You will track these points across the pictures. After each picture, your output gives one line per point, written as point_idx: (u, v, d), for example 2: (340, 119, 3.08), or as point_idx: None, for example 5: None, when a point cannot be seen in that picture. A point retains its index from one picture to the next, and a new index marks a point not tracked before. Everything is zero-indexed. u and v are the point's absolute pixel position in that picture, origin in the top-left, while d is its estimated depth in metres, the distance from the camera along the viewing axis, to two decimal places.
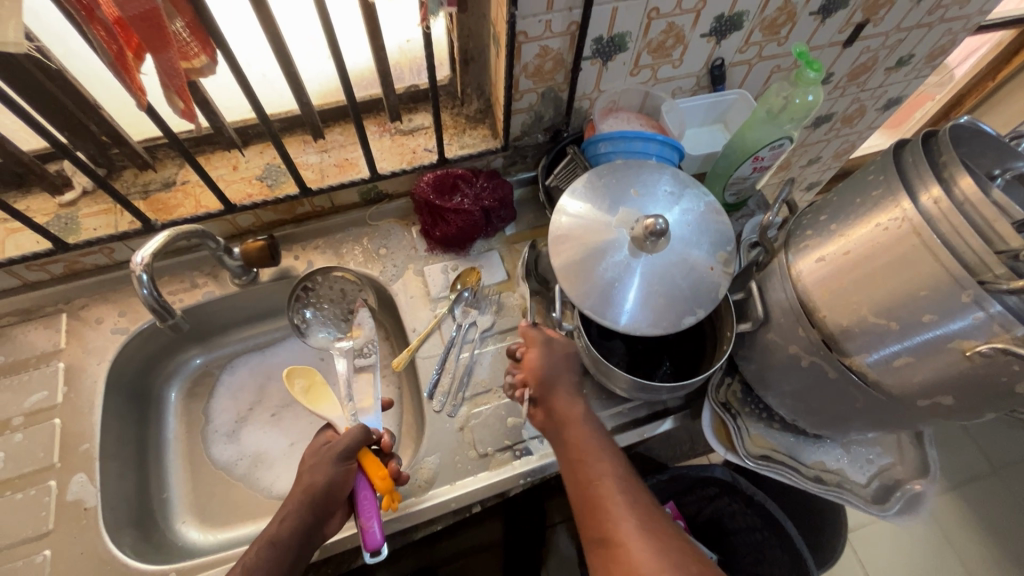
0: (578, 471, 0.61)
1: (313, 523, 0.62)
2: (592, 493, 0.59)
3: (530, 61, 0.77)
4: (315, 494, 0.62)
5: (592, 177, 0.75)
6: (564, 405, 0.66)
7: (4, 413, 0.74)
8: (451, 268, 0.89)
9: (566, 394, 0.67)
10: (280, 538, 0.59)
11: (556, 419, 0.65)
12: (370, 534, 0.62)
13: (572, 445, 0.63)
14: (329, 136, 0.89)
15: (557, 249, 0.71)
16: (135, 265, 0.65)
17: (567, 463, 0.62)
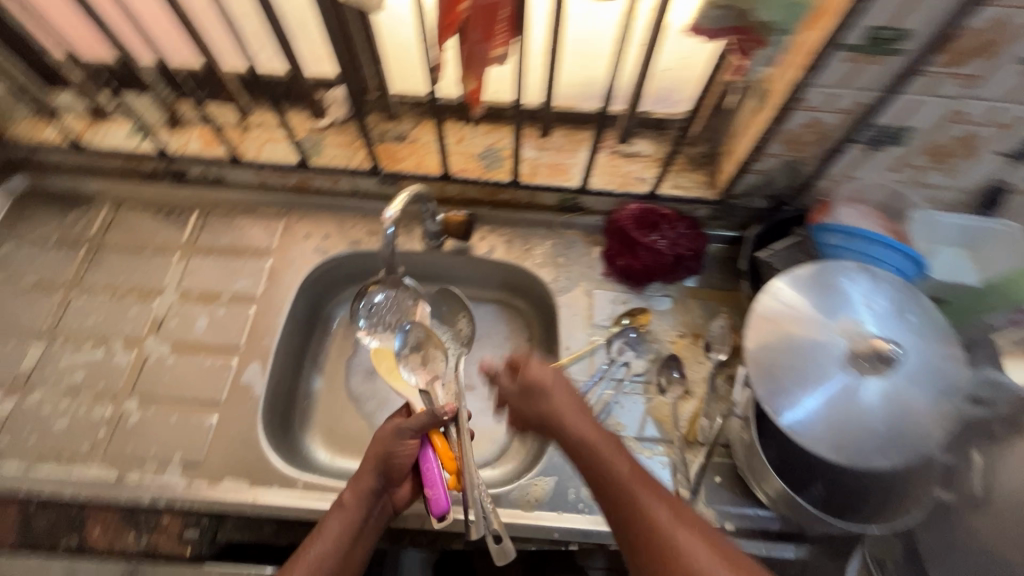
0: (618, 503, 0.52)
1: (379, 490, 0.66)
2: (637, 542, 0.50)
3: (792, 128, 0.72)
4: (382, 455, 0.66)
5: (825, 269, 0.69)
6: (575, 447, 0.58)
7: (217, 287, 0.86)
8: (621, 300, 0.87)
9: (561, 410, 0.61)
10: (351, 501, 0.64)
11: (579, 448, 0.57)
12: (436, 501, 0.65)
13: (609, 479, 0.54)
14: (551, 137, 0.91)
15: (755, 326, 0.66)
16: (386, 219, 0.69)
17: (604, 499, 0.54)
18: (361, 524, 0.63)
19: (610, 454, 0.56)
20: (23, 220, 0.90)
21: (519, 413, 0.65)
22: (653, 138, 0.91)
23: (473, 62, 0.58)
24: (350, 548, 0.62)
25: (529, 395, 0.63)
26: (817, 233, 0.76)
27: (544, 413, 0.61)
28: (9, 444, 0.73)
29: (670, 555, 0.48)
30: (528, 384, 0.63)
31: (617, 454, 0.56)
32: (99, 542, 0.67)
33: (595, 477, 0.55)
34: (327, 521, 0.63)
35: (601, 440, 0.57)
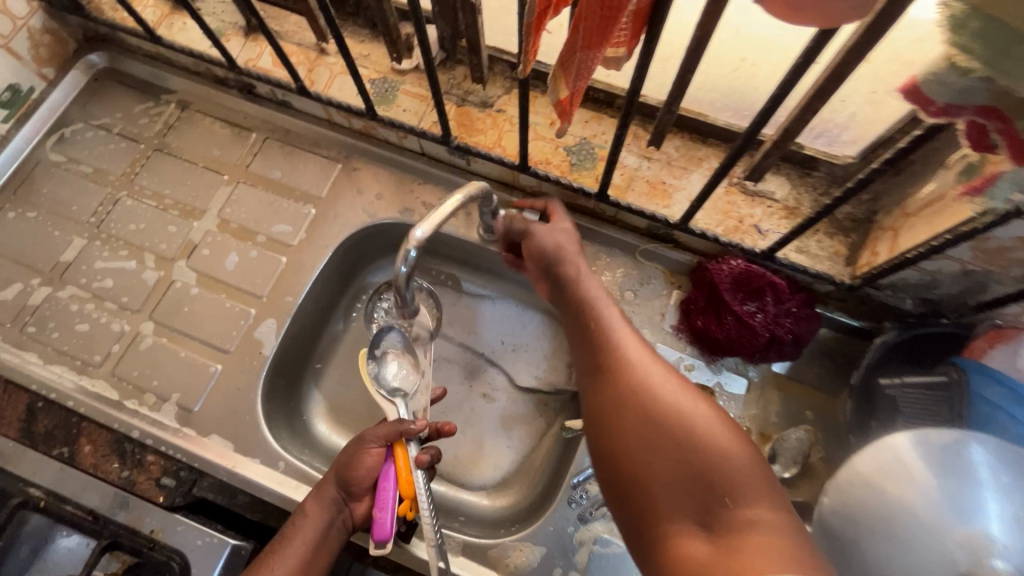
0: (623, 368, 0.51)
1: (342, 500, 0.61)
2: (636, 402, 0.48)
3: (999, 239, 0.51)
4: (345, 463, 0.61)
5: (971, 443, 0.49)
6: (584, 302, 0.60)
7: (256, 224, 0.80)
8: (685, 366, 0.72)
9: (599, 306, 0.59)
10: (313, 510, 0.59)
11: (593, 314, 0.58)
12: (380, 525, 0.59)
13: (612, 345, 0.54)
14: (663, 148, 0.73)
15: (844, 486, 0.51)
16: (412, 237, 0.54)
17: (603, 362, 0.53)
18: (321, 536, 0.58)
19: (615, 317, 0.58)
20: (95, 100, 0.87)
21: (558, 268, 0.65)
22: (792, 179, 0.70)
23: (571, 65, 0.41)
24: (307, 562, 0.57)
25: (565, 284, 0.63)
26: (972, 376, 0.56)
27: (571, 296, 0.62)
28: (34, 334, 0.74)
29: (697, 434, 0.44)
30: (554, 250, 0.65)
31: (619, 320, 0.58)
32: (87, 460, 0.68)
33: (599, 354, 0.54)
34: (289, 529, 0.59)
35: (609, 312, 0.58)
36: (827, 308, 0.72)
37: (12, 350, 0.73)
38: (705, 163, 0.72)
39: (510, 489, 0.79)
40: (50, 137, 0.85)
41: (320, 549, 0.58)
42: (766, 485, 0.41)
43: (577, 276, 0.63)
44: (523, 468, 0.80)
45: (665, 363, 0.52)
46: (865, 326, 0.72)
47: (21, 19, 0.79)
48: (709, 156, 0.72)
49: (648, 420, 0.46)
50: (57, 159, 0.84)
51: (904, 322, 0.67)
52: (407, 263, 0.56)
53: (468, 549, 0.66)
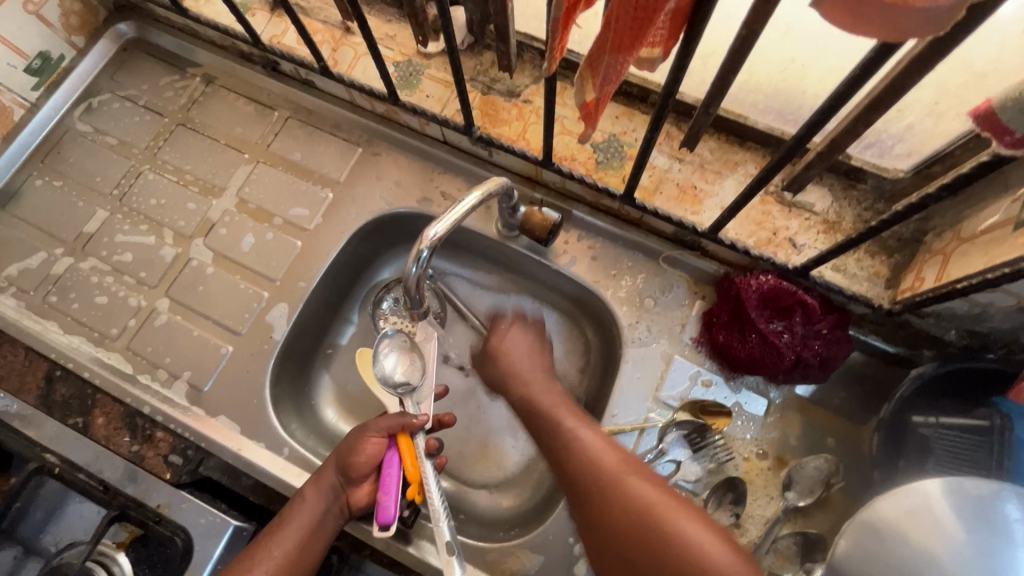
0: (611, 494, 0.48)
1: (340, 486, 0.61)
2: (636, 541, 0.45)
3: None
4: (345, 450, 0.62)
5: (1012, 497, 0.45)
6: (551, 414, 0.59)
7: (274, 206, 0.79)
8: (702, 382, 0.69)
9: (560, 416, 0.58)
10: (311, 494, 0.60)
11: (562, 427, 0.56)
12: (383, 508, 0.59)
13: (593, 465, 0.51)
14: (697, 150, 0.69)
15: (861, 529, 0.48)
16: (423, 237, 0.54)
17: (586, 484, 0.50)
18: (318, 520, 0.58)
19: (586, 430, 0.55)
20: (122, 70, 0.87)
21: (518, 380, 0.65)
22: (834, 190, 0.65)
23: (598, 66, 0.38)
24: (302, 546, 0.57)
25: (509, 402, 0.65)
26: (1019, 424, 0.52)
27: (528, 412, 0.62)
28: (55, 303, 0.75)
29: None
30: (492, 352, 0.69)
31: (591, 432, 0.55)
32: (99, 432, 0.69)
33: (578, 473, 0.52)
34: (286, 513, 0.59)
35: (579, 423, 0.56)
36: (860, 330, 0.68)
37: (34, 318, 0.74)
38: (740, 168, 0.68)
39: (513, 490, 0.77)
40: (78, 106, 0.85)
41: (316, 534, 0.58)
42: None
43: (523, 380, 0.65)
44: (527, 471, 0.78)
45: (647, 476, 0.50)
46: (901, 352, 0.67)
47: None
48: (746, 162, 0.68)
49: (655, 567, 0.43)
50: (84, 129, 0.84)
51: (945, 353, 0.63)
52: (418, 262, 0.55)
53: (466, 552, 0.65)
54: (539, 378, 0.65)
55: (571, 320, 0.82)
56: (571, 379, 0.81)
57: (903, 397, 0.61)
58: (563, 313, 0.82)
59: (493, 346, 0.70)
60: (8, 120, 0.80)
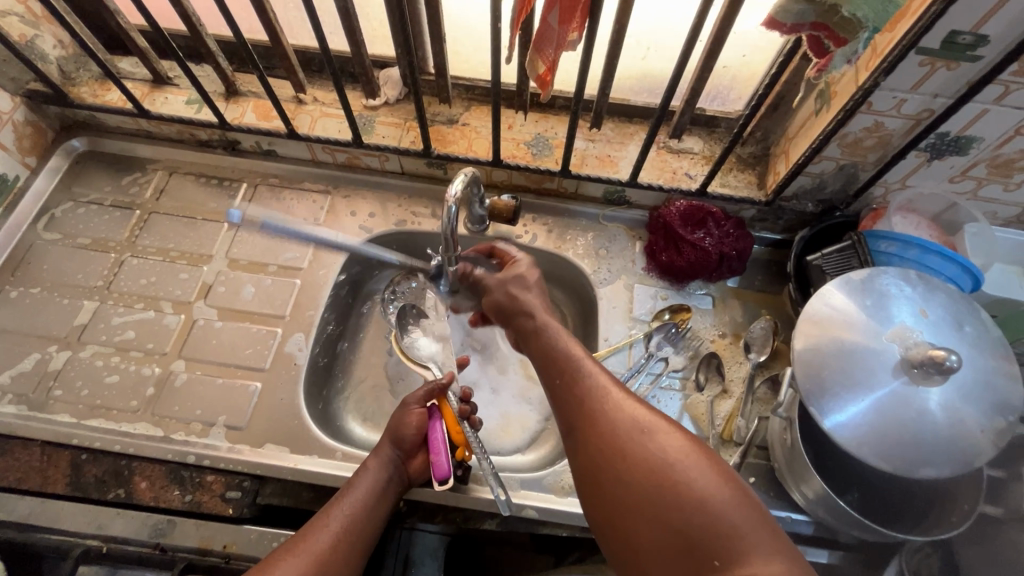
0: (595, 423, 0.52)
1: (397, 458, 0.69)
2: (614, 459, 0.49)
3: (854, 131, 0.71)
4: (393, 428, 0.71)
5: (879, 274, 0.67)
6: (560, 355, 0.60)
7: (265, 257, 0.87)
8: (661, 296, 0.87)
9: (575, 358, 0.59)
10: (374, 464, 0.67)
11: (566, 369, 0.58)
12: (437, 465, 0.68)
13: (586, 399, 0.54)
14: (601, 129, 0.91)
15: (803, 328, 0.66)
16: (447, 198, 0.65)
17: (577, 416, 0.53)
18: (382, 485, 0.65)
19: (590, 365, 0.57)
20: (80, 180, 0.93)
21: (536, 331, 0.65)
22: (703, 135, 0.91)
23: (546, 46, 0.57)
24: (370, 506, 0.63)
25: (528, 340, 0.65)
26: (868, 240, 0.75)
27: (546, 354, 0.61)
28: (61, 395, 0.75)
29: (673, 479, 0.45)
30: (508, 300, 0.70)
31: (595, 368, 0.57)
32: (146, 495, 0.69)
33: (571, 410, 0.54)
34: (351, 482, 0.65)
35: (584, 362, 0.58)
36: (755, 229, 0.92)
37: (41, 415, 0.74)
38: (636, 136, 0.91)
39: (544, 438, 0.86)
40: (39, 219, 0.89)
41: (381, 498, 0.64)
42: (762, 532, 0.42)
43: (539, 329, 0.65)
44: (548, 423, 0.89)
45: (639, 402, 0.53)
46: (784, 237, 0.91)
47: (7, 114, 0.84)
48: (639, 130, 0.91)
49: (631, 479, 0.47)
50: (52, 238, 0.87)
51: (811, 223, 0.87)
52: (450, 220, 0.65)
53: (527, 483, 0.73)
54: (545, 332, 0.64)
55: (545, 291, 0.97)
56: None
57: (798, 254, 0.83)
58: None
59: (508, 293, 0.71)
60: None
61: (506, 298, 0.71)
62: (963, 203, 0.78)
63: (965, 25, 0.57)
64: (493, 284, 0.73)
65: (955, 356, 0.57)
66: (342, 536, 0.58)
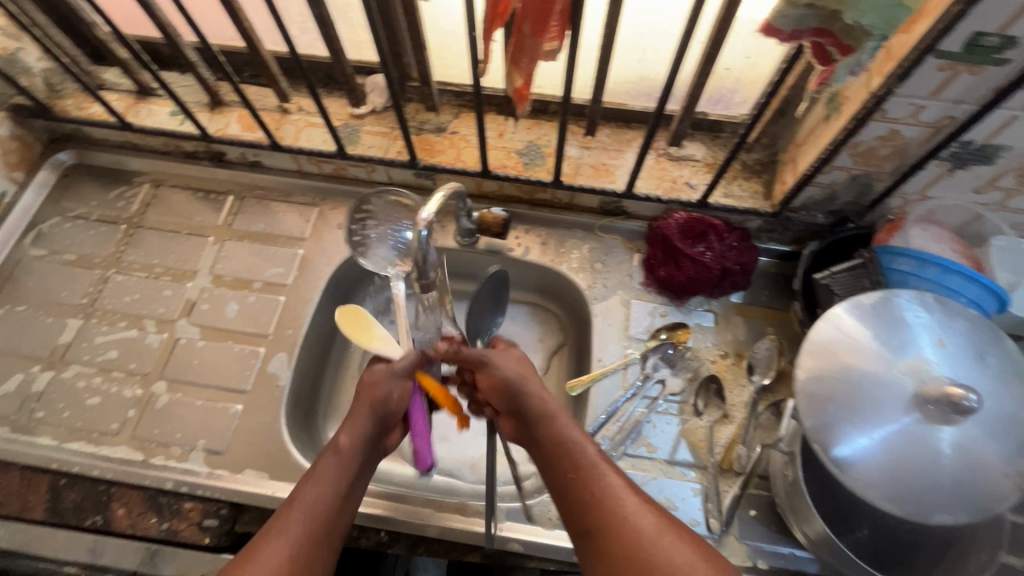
0: (611, 528, 0.49)
1: (375, 436, 0.61)
2: (633, 573, 0.46)
3: (866, 140, 0.66)
4: (376, 399, 0.62)
5: (891, 298, 0.62)
6: (567, 445, 0.56)
7: (250, 273, 0.85)
8: (659, 313, 0.82)
9: (582, 451, 0.55)
10: (350, 445, 0.58)
11: (576, 464, 0.54)
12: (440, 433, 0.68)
13: (599, 498, 0.51)
14: (597, 136, 0.86)
15: (809, 355, 0.60)
16: (420, 220, 0.62)
17: (591, 518, 0.51)
18: (359, 468, 0.57)
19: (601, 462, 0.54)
20: (67, 194, 0.92)
21: (535, 415, 0.59)
22: (706, 141, 0.85)
23: (522, 58, 0.53)
24: (347, 492, 0.55)
25: (531, 424, 0.59)
26: (882, 256, 0.70)
27: (548, 441, 0.57)
28: (43, 417, 0.75)
29: None
30: (516, 378, 0.62)
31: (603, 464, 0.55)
32: (123, 522, 0.68)
33: (581, 513, 0.52)
34: (321, 461, 0.56)
35: (595, 456, 0.55)
36: (761, 241, 0.86)
37: (23, 438, 0.73)
38: (634, 142, 0.86)
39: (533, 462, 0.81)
40: (26, 236, 0.88)
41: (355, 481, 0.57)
42: None
43: (546, 412, 0.59)
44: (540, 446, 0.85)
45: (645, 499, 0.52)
46: (793, 248, 0.86)
47: None
48: (637, 137, 0.86)
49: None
50: (38, 254, 0.86)
51: (821, 235, 0.81)
52: (421, 243, 0.62)
53: (513, 514, 0.69)
54: (546, 417, 0.59)
55: (540, 306, 0.93)
56: (554, 354, 0.91)
57: (806, 271, 0.77)
58: (530, 301, 0.94)
59: (492, 378, 0.63)
60: None
61: (512, 375, 0.63)
62: (990, 216, 0.72)
63: (990, 27, 0.51)
64: (491, 363, 0.64)
65: (975, 395, 0.52)
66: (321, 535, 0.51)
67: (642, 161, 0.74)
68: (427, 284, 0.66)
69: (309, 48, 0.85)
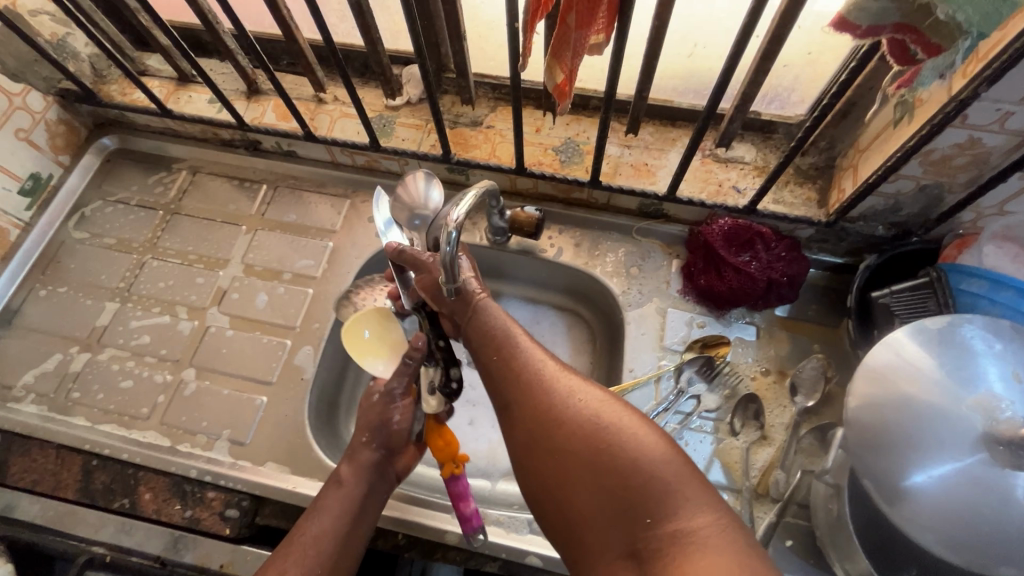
0: (529, 397, 0.48)
1: (381, 462, 0.63)
2: (551, 435, 0.45)
3: (941, 148, 0.59)
4: (374, 423, 0.64)
5: (961, 324, 0.56)
6: (490, 326, 0.54)
7: (280, 264, 0.85)
8: (697, 324, 0.78)
9: (506, 330, 0.53)
10: (349, 477, 0.61)
11: (495, 340, 0.52)
12: (467, 516, 0.62)
13: (517, 370, 0.49)
14: (639, 134, 0.82)
15: (863, 381, 0.56)
16: (450, 220, 0.55)
17: (510, 393, 0.49)
18: (362, 500, 0.60)
19: (539, 354, 0.50)
20: (110, 179, 0.93)
21: (473, 320, 0.55)
22: (757, 142, 0.79)
23: (565, 51, 0.50)
24: (350, 525, 0.58)
25: (456, 309, 0.57)
26: (950, 276, 0.64)
27: (472, 324, 0.55)
28: (78, 398, 0.76)
29: (615, 451, 0.41)
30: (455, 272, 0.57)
31: (539, 353, 0.51)
32: (149, 507, 0.69)
33: (511, 407, 0.48)
34: (324, 496, 0.60)
35: (512, 332, 0.53)
36: (812, 251, 0.81)
37: (60, 418, 0.75)
38: (678, 142, 0.81)
39: None
40: (70, 218, 0.90)
41: (362, 512, 0.60)
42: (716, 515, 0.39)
43: (471, 295, 0.56)
44: None
45: (588, 381, 0.48)
46: (846, 261, 0.80)
47: (39, 114, 0.85)
48: (682, 136, 0.81)
49: (572, 458, 0.43)
50: (80, 237, 0.89)
51: (880, 248, 0.75)
52: (450, 245, 0.54)
53: (535, 527, 0.67)
54: (470, 297, 0.56)
55: (571, 309, 0.90)
56: (583, 359, 0.87)
57: (861, 288, 0.72)
58: (559, 304, 0.91)
59: (434, 275, 0.58)
60: (5, 240, 0.84)
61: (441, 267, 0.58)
62: None
63: None
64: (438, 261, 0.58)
65: None
66: (323, 572, 0.55)
67: (687, 163, 0.70)
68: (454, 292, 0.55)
69: (346, 36, 0.84)
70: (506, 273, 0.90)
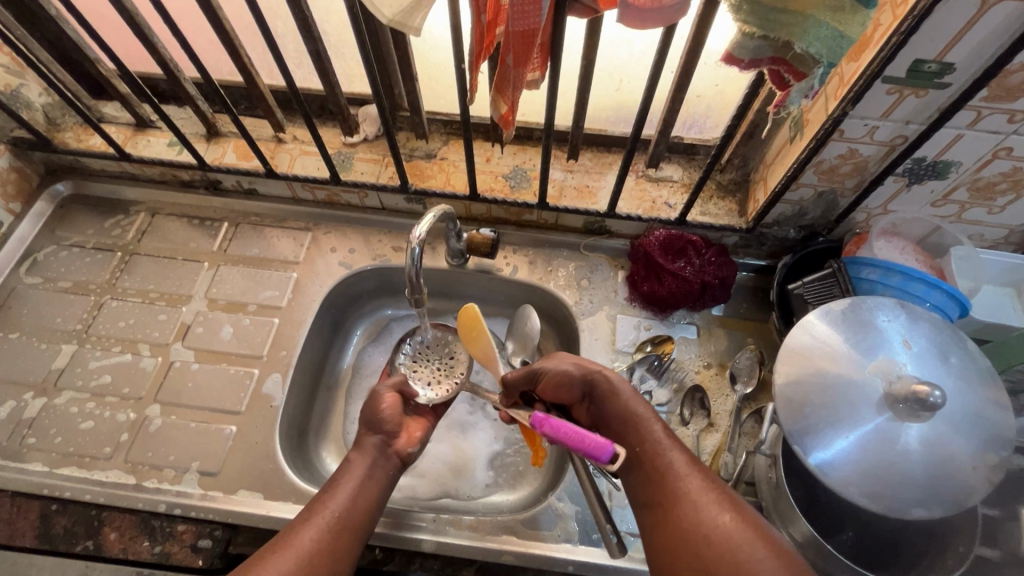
0: (671, 496, 0.53)
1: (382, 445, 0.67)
2: (688, 535, 0.50)
3: (828, 159, 0.70)
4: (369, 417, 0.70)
5: (860, 302, 0.65)
6: (634, 422, 0.60)
7: (244, 296, 0.87)
8: (644, 327, 0.85)
9: (652, 430, 0.59)
10: (356, 456, 0.65)
11: (642, 440, 0.59)
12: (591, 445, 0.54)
13: (663, 472, 0.55)
14: (580, 160, 0.90)
15: (786, 360, 0.63)
16: (412, 237, 0.67)
17: (654, 491, 0.55)
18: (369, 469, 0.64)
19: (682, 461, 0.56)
20: (63, 224, 0.93)
21: (626, 419, 0.61)
22: (682, 163, 0.90)
23: (506, 86, 0.57)
24: (362, 487, 0.61)
25: (601, 404, 0.64)
26: (849, 266, 0.74)
27: (618, 418, 0.62)
28: (34, 443, 0.75)
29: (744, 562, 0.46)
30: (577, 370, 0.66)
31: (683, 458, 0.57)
32: (115, 547, 0.68)
33: (658, 507, 0.54)
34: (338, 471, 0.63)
35: (660, 436, 0.59)
36: (738, 256, 0.90)
37: (13, 465, 0.73)
38: (614, 165, 0.90)
39: (528, 479, 0.82)
40: (21, 264, 0.89)
41: (370, 483, 0.62)
42: None
43: (615, 392, 0.64)
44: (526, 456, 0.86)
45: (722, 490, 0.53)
46: (768, 262, 0.90)
47: None
48: (618, 160, 0.91)
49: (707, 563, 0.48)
50: (32, 282, 0.88)
51: (793, 249, 0.86)
52: (413, 259, 0.67)
53: (508, 527, 0.70)
54: (618, 401, 0.63)
55: None
56: None
57: (780, 282, 0.82)
58: None
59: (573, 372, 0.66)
60: None
61: (573, 369, 0.66)
62: (948, 227, 0.76)
63: (929, 54, 0.56)
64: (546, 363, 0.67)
65: (939, 392, 0.55)
66: (342, 527, 0.56)
67: (622, 182, 0.79)
68: (419, 301, 0.72)
69: (304, 81, 0.90)
70: (468, 293, 0.96)
